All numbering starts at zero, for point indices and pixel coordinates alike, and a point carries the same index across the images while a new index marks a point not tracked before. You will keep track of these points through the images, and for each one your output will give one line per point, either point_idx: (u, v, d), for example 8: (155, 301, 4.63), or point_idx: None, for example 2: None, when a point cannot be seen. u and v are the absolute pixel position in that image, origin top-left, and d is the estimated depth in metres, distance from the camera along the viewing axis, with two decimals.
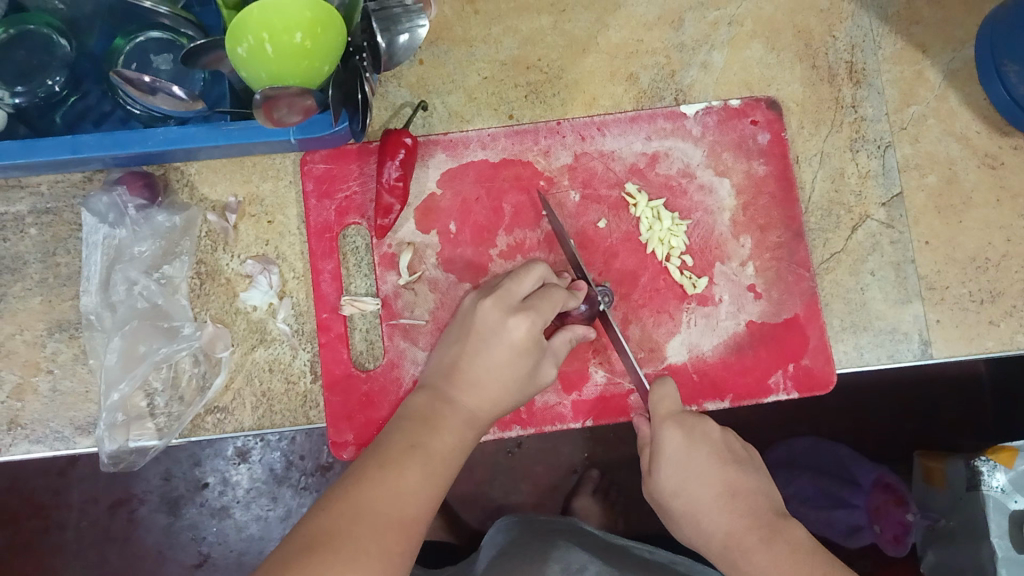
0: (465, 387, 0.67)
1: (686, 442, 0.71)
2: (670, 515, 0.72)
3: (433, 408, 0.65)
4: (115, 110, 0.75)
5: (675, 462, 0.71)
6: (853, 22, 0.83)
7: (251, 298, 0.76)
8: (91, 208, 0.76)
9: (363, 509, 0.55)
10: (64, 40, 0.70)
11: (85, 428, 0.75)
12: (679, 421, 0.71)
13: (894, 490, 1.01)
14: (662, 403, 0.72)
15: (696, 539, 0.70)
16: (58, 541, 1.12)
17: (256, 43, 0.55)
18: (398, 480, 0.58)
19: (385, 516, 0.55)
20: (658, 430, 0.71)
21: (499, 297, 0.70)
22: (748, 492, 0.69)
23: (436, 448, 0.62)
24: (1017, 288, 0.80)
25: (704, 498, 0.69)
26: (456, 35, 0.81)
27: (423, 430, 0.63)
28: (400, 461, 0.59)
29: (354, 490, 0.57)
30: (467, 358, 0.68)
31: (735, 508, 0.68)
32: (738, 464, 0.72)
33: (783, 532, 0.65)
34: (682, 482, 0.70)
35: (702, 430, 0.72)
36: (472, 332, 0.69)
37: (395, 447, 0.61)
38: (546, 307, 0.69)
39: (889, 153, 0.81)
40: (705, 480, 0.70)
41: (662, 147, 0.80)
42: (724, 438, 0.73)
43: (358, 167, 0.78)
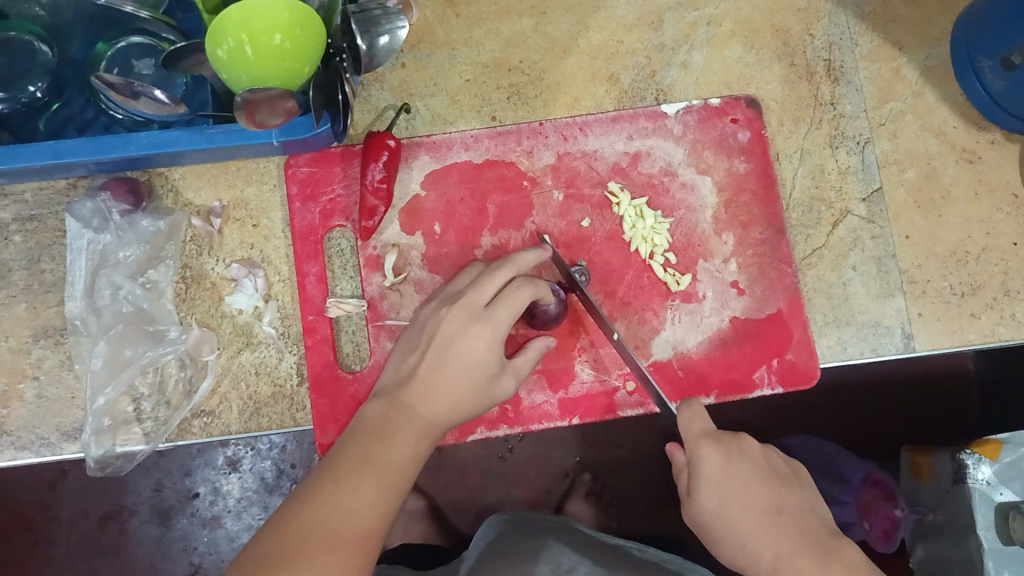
0: (421, 396, 0.66)
1: (725, 461, 0.68)
2: (710, 535, 0.69)
3: (386, 418, 0.64)
4: (98, 117, 0.75)
5: (716, 483, 0.68)
6: (830, 20, 0.84)
7: (236, 302, 0.76)
8: (75, 214, 0.76)
9: (315, 528, 0.55)
10: (46, 46, 0.70)
11: (72, 433, 0.75)
12: (716, 439, 0.69)
13: (883, 486, 1.02)
14: (694, 423, 0.69)
15: (741, 563, 0.67)
16: (48, 553, 1.11)
17: (236, 44, 0.56)
18: (351, 495, 0.58)
19: (341, 533, 0.55)
20: (696, 450, 0.68)
21: (461, 305, 0.69)
22: (795, 509, 0.67)
23: (389, 460, 0.61)
24: (997, 281, 0.81)
25: (748, 517, 0.66)
26: (438, 38, 0.82)
27: (375, 442, 0.62)
28: (353, 476, 0.59)
29: (309, 506, 0.57)
30: (426, 367, 0.67)
31: (782, 528, 0.66)
32: (782, 482, 0.69)
33: (840, 555, 0.64)
34: (724, 502, 0.67)
35: (741, 448, 0.70)
36: (433, 342, 0.68)
37: (349, 459, 0.60)
38: (508, 318, 0.69)
39: (868, 149, 0.82)
40: (747, 499, 0.67)
41: (644, 146, 0.81)
42: (764, 456, 0.71)
43: (342, 169, 0.79)
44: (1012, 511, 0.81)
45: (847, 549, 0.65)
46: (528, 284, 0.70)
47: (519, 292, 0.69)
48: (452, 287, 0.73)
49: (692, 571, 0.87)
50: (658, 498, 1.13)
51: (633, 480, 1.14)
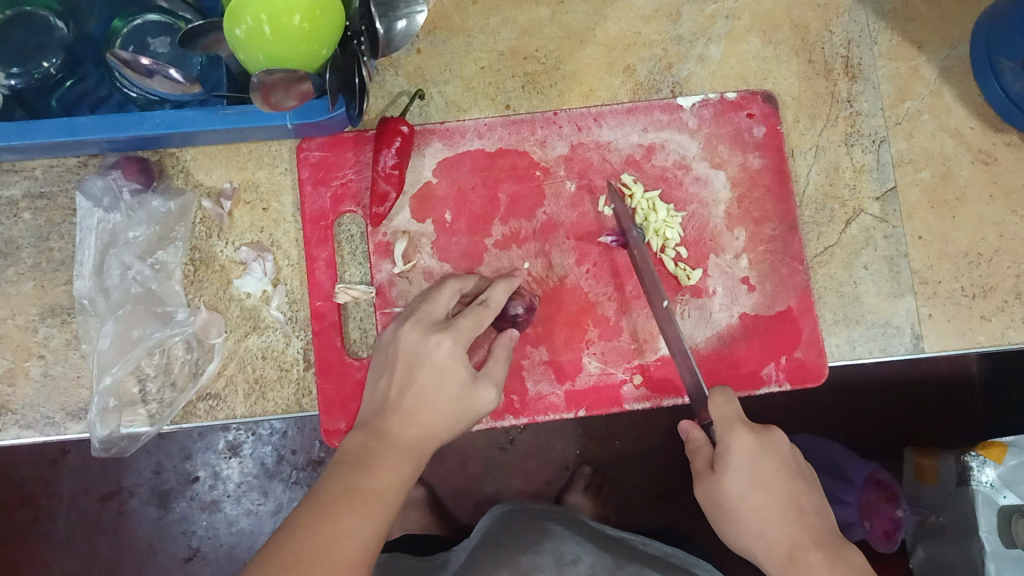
0: (398, 420, 0.65)
1: (757, 448, 0.68)
2: (726, 517, 0.68)
3: (368, 449, 0.63)
4: (113, 95, 0.74)
5: (745, 468, 0.68)
6: (849, 17, 0.83)
7: (245, 285, 0.76)
8: (86, 192, 0.76)
9: (298, 563, 0.54)
10: (62, 22, 0.70)
11: (77, 413, 0.75)
12: (750, 426, 0.69)
13: (884, 486, 1.06)
14: (727, 407, 0.69)
15: (753, 548, 0.68)
16: (48, 532, 1.11)
17: (255, 25, 0.55)
18: (334, 525, 0.57)
19: (326, 566, 0.55)
20: (729, 434, 0.68)
21: (417, 320, 0.69)
22: (810, 506, 0.69)
23: (372, 489, 0.60)
24: (1009, 284, 0.80)
25: (771, 508, 0.67)
26: (454, 24, 0.81)
27: (356, 472, 0.61)
28: (334, 509, 0.58)
29: (289, 541, 0.56)
30: (396, 390, 0.66)
31: (799, 521, 0.67)
32: (802, 479, 0.70)
33: (848, 557, 0.65)
34: (750, 488, 0.67)
35: (772, 438, 0.70)
36: (397, 362, 0.67)
37: (329, 493, 0.59)
38: (468, 326, 0.68)
39: (884, 148, 0.82)
40: (772, 490, 0.68)
41: (659, 139, 0.80)
42: (789, 449, 0.71)
43: (354, 155, 0.78)
44: (1017, 514, 0.81)
45: (855, 553, 0.67)
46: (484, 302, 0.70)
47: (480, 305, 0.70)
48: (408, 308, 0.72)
49: (696, 565, 0.87)
50: (659, 493, 1.14)
51: (635, 474, 1.14)
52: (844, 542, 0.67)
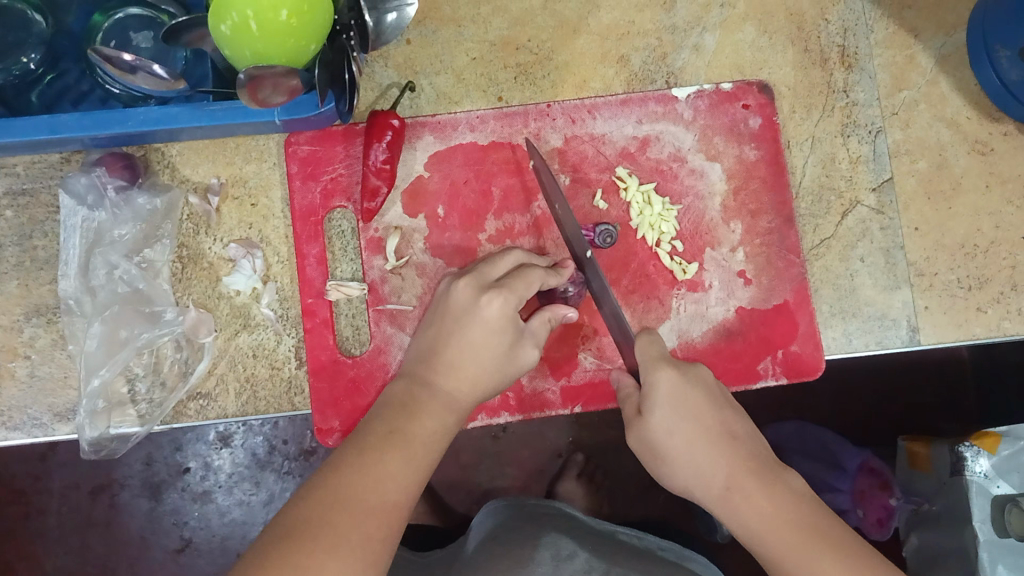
0: (445, 371, 0.65)
1: (681, 382, 0.67)
2: (661, 459, 0.67)
3: (412, 396, 0.64)
4: (94, 90, 0.72)
5: (670, 400, 0.67)
6: (845, 5, 0.82)
7: (234, 282, 0.75)
8: (70, 189, 0.74)
9: (343, 497, 0.55)
10: (41, 16, 0.68)
11: (66, 414, 0.73)
12: (672, 363, 0.69)
13: (878, 474, 1.03)
14: (651, 348, 0.71)
15: (694, 485, 0.66)
16: (38, 527, 1.10)
17: (241, 20, 0.53)
18: (379, 467, 0.58)
19: (368, 504, 0.56)
20: (653, 371, 0.68)
21: (473, 278, 0.69)
22: (746, 437, 0.67)
23: (416, 434, 0.61)
24: (1005, 275, 0.80)
25: (703, 439, 0.66)
26: (444, 14, 0.79)
27: (401, 416, 0.62)
28: (378, 450, 0.59)
29: (333, 478, 0.57)
30: (443, 341, 0.67)
31: (734, 452, 0.65)
32: (736, 412, 0.69)
33: (786, 479, 0.64)
34: (677, 420, 0.66)
35: (697, 375, 0.69)
36: (448, 315, 0.68)
37: (374, 434, 0.60)
38: (522, 283, 0.68)
39: (880, 139, 0.81)
40: (701, 421, 0.66)
41: (653, 131, 0.79)
42: (717, 384, 0.70)
43: (344, 148, 0.77)
44: (1010, 504, 0.82)
45: (791, 475, 0.65)
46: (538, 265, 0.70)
47: (533, 271, 0.69)
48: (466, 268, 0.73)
49: (691, 560, 0.86)
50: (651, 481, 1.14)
51: (628, 463, 1.13)
52: (781, 466, 0.65)
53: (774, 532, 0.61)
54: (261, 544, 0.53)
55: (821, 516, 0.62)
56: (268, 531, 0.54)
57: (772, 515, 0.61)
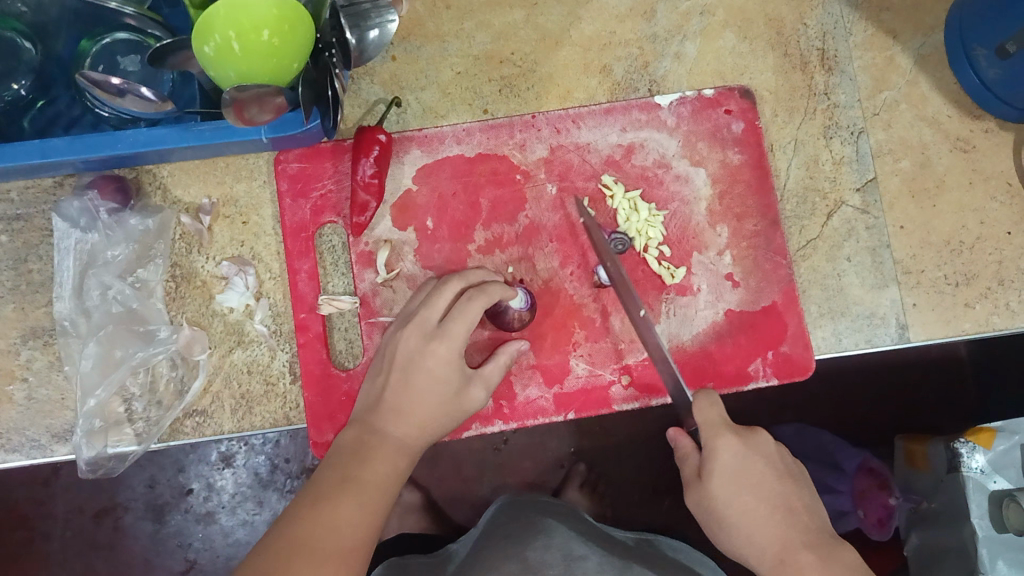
0: (393, 417, 0.66)
1: (743, 452, 0.69)
2: (717, 524, 0.69)
3: (364, 442, 0.65)
4: (85, 115, 0.73)
5: (730, 469, 0.68)
6: (824, 9, 0.83)
7: (227, 300, 0.75)
8: (62, 213, 0.75)
9: (300, 544, 0.56)
10: (30, 43, 0.69)
11: (63, 435, 0.74)
12: (734, 430, 0.69)
13: (877, 474, 1.06)
14: (709, 411, 0.70)
15: (747, 552, 0.68)
16: (42, 552, 1.10)
17: (223, 41, 0.54)
18: (334, 513, 0.59)
19: (325, 548, 0.57)
20: (712, 439, 0.69)
21: (415, 324, 0.69)
22: (803, 507, 0.69)
23: (370, 479, 0.62)
24: (991, 271, 0.80)
25: (760, 510, 0.67)
26: (428, 30, 0.81)
27: (355, 462, 0.63)
28: (333, 497, 0.60)
29: (288, 529, 0.58)
30: (390, 389, 0.68)
31: (791, 523, 0.67)
32: (792, 481, 0.70)
33: (841, 555, 0.65)
34: (737, 493, 0.68)
35: (758, 441, 0.70)
36: (394, 364, 0.69)
37: (328, 481, 0.61)
38: (461, 327, 0.68)
39: (862, 139, 0.82)
40: (761, 492, 0.68)
41: (638, 138, 0.80)
42: (778, 451, 0.71)
43: (333, 165, 0.78)
44: (1006, 498, 0.82)
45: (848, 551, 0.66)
46: (479, 294, 0.69)
47: (475, 308, 0.69)
48: (410, 308, 0.73)
49: (697, 563, 0.86)
50: (651, 488, 1.13)
51: (627, 472, 1.14)
52: (836, 539, 0.67)
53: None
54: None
55: None
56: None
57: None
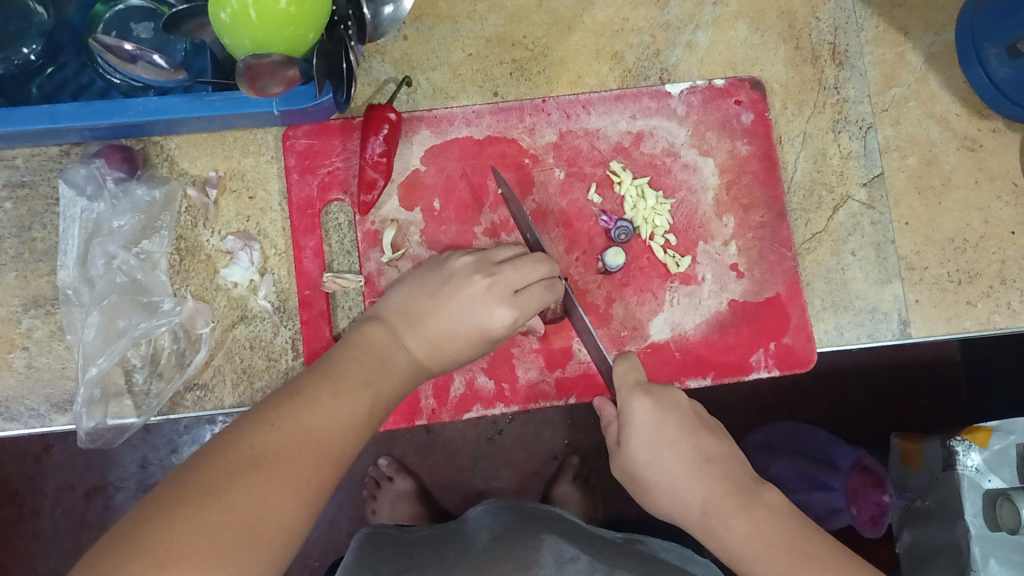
0: (426, 344, 0.66)
1: (655, 411, 0.69)
2: (641, 485, 0.70)
3: (390, 353, 0.64)
4: (95, 81, 0.73)
5: (646, 430, 0.68)
6: (836, 4, 0.83)
7: (231, 275, 0.75)
8: (69, 180, 0.75)
9: (306, 434, 0.54)
10: (42, 7, 0.69)
11: (63, 405, 0.74)
12: (648, 391, 0.69)
13: (871, 471, 1.04)
14: (629, 375, 0.70)
15: (672, 509, 0.67)
16: (31, 528, 1.10)
17: (240, 8, 0.54)
18: (344, 414, 0.57)
19: (327, 446, 0.55)
20: (627, 401, 0.69)
21: (496, 281, 0.68)
22: (720, 457, 0.68)
23: (384, 392, 0.61)
24: (994, 270, 0.81)
25: (677, 465, 0.67)
26: (441, 11, 0.80)
27: (378, 370, 0.61)
28: (348, 394, 0.58)
29: (296, 411, 0.55)
30: (437, 315, 0.67)
31: (709, 475, 0.66)
32: (709, 431, 0.70)
33: (761, 498, 0.63)
34: (655, 451, 0.68)
35: (671, 400, 0.70)
36: (452, 300, 0.67)
37: (351, 377, 0.59)
38: (533, 307, 0.68)
39: (871, 135, 0.82)
40: (678, 448, 0.67)
41: (647, 126, 0.80)
42: (691, 406, 0.71)
43: (341, 142, 0.78)
44: (1001, 498, 0.79)
45: (767, 492, 0.64)
46: (553, 288, 0.69)
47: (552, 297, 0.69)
48: (486, 254, 0.72)
49: (692, 563, 0.81)
50: None
51: None
52: (757, 482, 0.65)
53: (756, 553, 0.60)
54: (209, 468, 0.50)
55: (802, 535, 0.60)
56: (222, 452, 0.51)
57: (751, 538, 0.61)
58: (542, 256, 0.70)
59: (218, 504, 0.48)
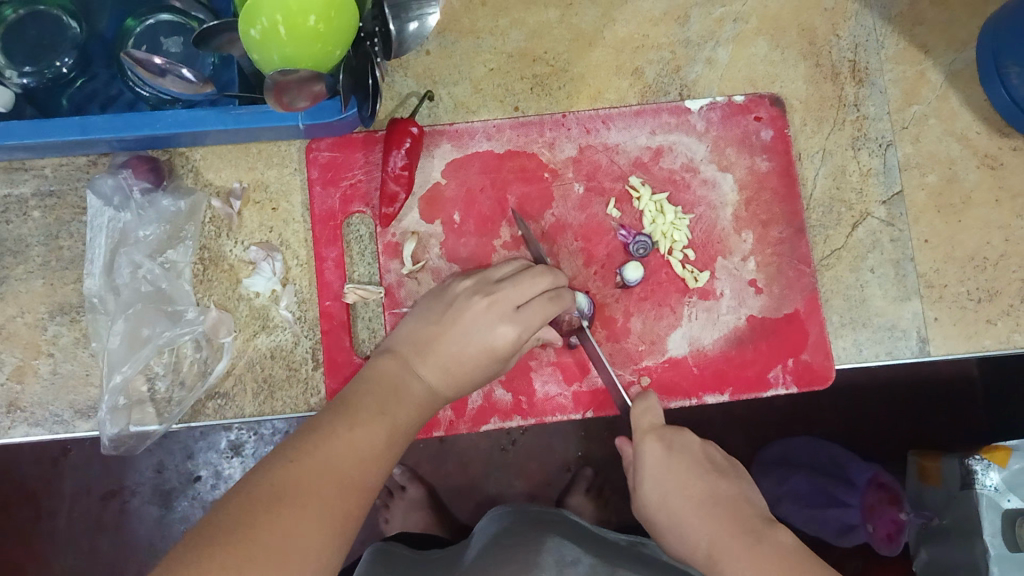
0: (436, 369, 0.66)
1: (665, 454, 0.68)
2: (655, 532, 0.68)
3: (402, 380, 0.64)
4: (123, 93, 0.75)
5: (656, 472, 0.68)
6: (856, 21, 0.83)
7: (253, 284, 0.76)
8: (97, 190, 0.76)
9: (329, 464, 0.55)
10: (76, 22, 0.70)
11: (86, 411, 0.75)
12: (659, 434, 0.69)
13: (888, 488, 1.00)
14: (645, 416, 0.70)
15: (684, 555, 0.65)
16: (49, 531, 1.11)
17: (270, 25, 0.55)
18: (367, 444, 0.57)
19: (350, 475, 0.55)
20: (638, 444, 0.69)
21: (497, 299, 0.68)
22: (731, 499, 0.65)
23: (401, 420, 0.61)
24: (1014, 288, 0.80)
25: (685, 506, 0.65)
26: (463, 26, 0.81)
27: (393, 399, 0.62)
28: (367, 424, 0.59)
29: (319, 443, 0.56)
30: (444, 341, 0.67)
31: (717, 516, 0.64)
32: (723, 475, 0.68)
33: (767, 537, 0.61)
34: (663, 493, 0.67)
35: (684, 442, 0.69)
36: (457, 323, 0.67)
37: (365, 408, 0.60)
38: (538, 321, 0.68)
39: (890, 151, 0.82)
40: (687, 490, 0.66)
41: (666, 142, 0.80)
42: (705, 450, 0.69)
43: (364, 155, 0.79)
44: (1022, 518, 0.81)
45: (779, 533, 0.61)
46: (557, 299, 0.70)
47: (555, 308, 0.69)
48: (487, 275, 0.72)
49: None
50: None
51: None
52: (767, 524, 0.62)
53: None
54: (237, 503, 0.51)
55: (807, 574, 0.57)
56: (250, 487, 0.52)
57: None
58: (541, 270, 0.71)
59: (248, 537, 0.48)
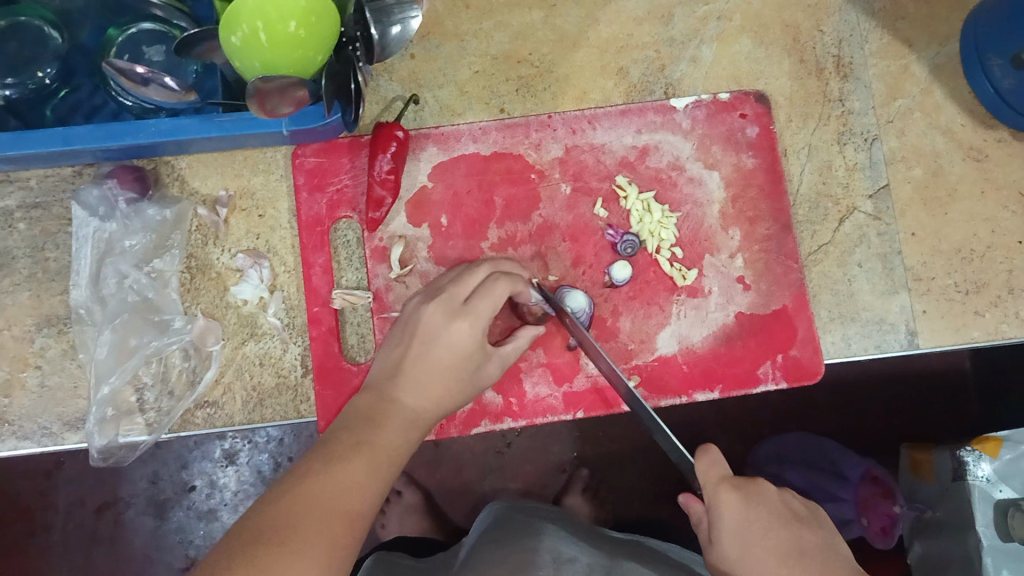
0: (408, 388, 0.65)
1: (745, 506, 0.64)
2: None
3: (376, 409, 0.64)
4: (107, 103, 0.74)
5: (737, 528, 0.63)
6: (839, 17, 0.84)
7: (241, 292, 0.76)
8: (82, 201, 0.76)
9: (309, 500, 0.55)
10: (57, 32, 0.71)
11: (75, 423, 0.74)
12: (734, 484, 0.64)
13: (881, 483, 1.03)
14: (712, 469, 0.65)
15: None
16: (43, 543, 1.10)
17: (251, 32, 0.55)
18: (348, 476, 0.57)
19: (332, 508, 0.55)
20: (713, 498, 0.64)
21: (439, 301, 0.68)
22: (816, 551, 0.63)
23: (380, 444, 0.61)
24: (1001, 279, 0.81)
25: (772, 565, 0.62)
26: (447, 29, 0.81)
27: (368, 428, 0.62)
28: (343, 459, 0.59)
29: (297, 484, 0.56)
30: (409, 362, 0.66)
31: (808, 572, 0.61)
32: (802, 524, 0.65)
33: None
34: (747, 550, 0.62)
35: (759, 491, 0.65)
36: (415, 337, 0.67)
37: (341, 444, 0.60)
38: (487, 309, 0.67)
39: (875, 146, 0.82)
40: (774, 547, 0.62)
41: (652, 140, 0.80)
42: (782, 499, 0.66)
43: (350, 160, 0.78)
44: (1011, 508, 0.81)
45: None
46: (504, 279, 0.69)
47: (499, 287, 0.68)
48: (439, 283, 0.72)
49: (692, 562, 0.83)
50: (656, 490, 1.14)
51: (631, 477, 1.14)
52: None
53: None
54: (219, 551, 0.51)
55: None
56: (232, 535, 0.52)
57: None
58: (480, 265, 0.71)
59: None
